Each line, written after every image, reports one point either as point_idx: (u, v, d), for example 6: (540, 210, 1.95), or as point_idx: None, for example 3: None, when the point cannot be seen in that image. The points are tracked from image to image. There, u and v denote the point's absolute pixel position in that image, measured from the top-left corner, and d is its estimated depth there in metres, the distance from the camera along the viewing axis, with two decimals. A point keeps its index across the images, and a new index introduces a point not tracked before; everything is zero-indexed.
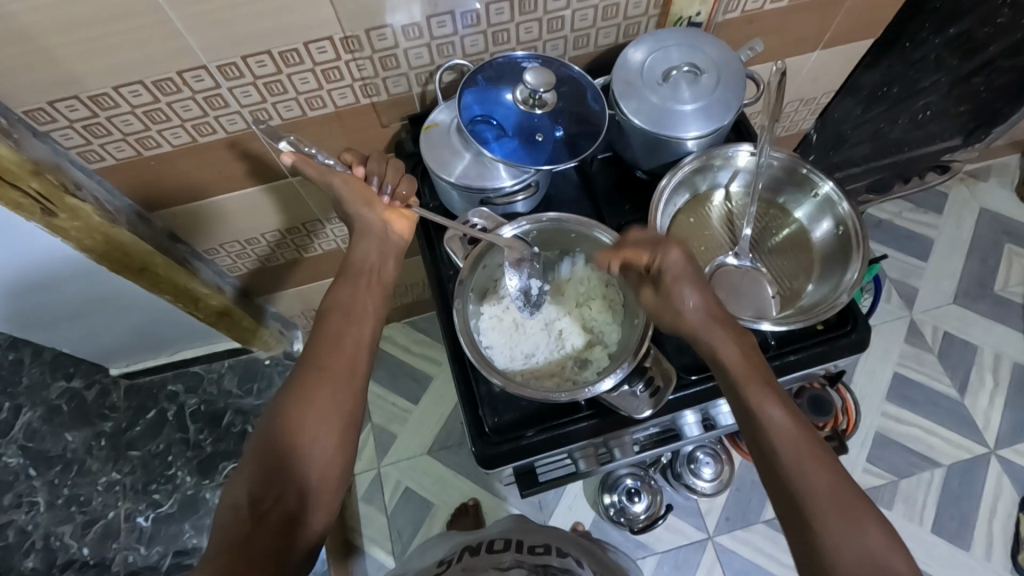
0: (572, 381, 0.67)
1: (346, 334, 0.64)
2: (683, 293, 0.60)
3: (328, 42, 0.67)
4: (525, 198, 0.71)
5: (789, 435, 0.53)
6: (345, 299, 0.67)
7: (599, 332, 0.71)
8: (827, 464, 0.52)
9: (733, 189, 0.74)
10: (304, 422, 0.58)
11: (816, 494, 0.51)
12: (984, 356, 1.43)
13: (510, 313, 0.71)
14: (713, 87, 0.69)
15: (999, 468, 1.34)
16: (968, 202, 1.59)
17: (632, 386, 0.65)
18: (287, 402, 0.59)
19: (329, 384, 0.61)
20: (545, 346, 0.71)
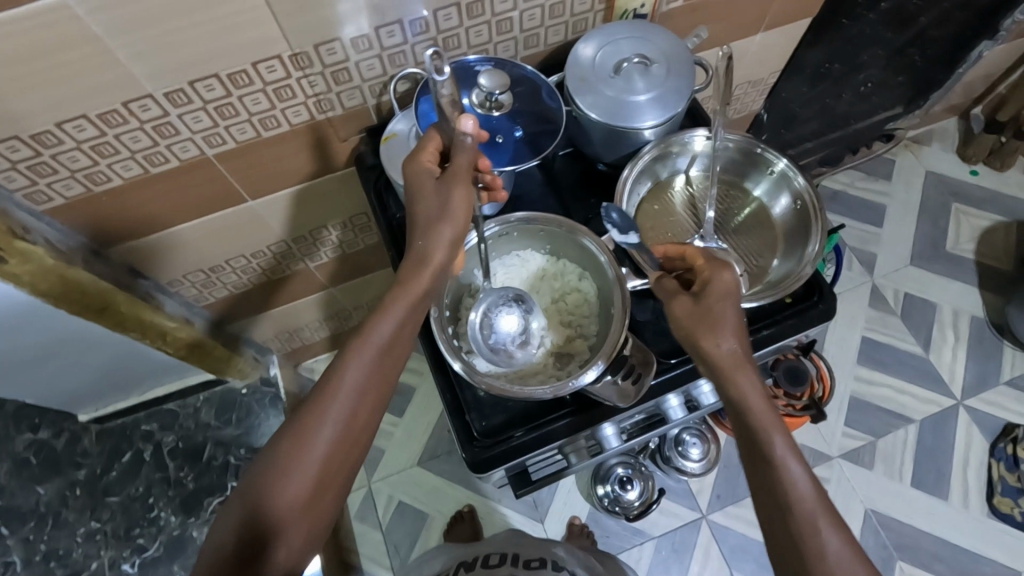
0: (556, 377, 0.67)
1: (365, 376, 0.57)
2: (726, 310, 0.58)
3: (277, 60, 0.66)
4: (493, 199, 0.73)
5: (806, 485, 0.52)
6: (385, 336, 0.58)
7: (580, 326, 0.71)
8: (840, 528, 0.51)
9: (693, 173, 0.75)
10: (296, 471, 0.54)
11: (830, 550, 0.50)
12: (943, 313, 1.50)
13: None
14: (665, 77, 0.70)
15: (967, 418, 1.40)
16: (914, 167, 1.66)
17: (614, 376, 0.65)
18: (288, 444, 0.55)
19: (335, 432, 0.56)
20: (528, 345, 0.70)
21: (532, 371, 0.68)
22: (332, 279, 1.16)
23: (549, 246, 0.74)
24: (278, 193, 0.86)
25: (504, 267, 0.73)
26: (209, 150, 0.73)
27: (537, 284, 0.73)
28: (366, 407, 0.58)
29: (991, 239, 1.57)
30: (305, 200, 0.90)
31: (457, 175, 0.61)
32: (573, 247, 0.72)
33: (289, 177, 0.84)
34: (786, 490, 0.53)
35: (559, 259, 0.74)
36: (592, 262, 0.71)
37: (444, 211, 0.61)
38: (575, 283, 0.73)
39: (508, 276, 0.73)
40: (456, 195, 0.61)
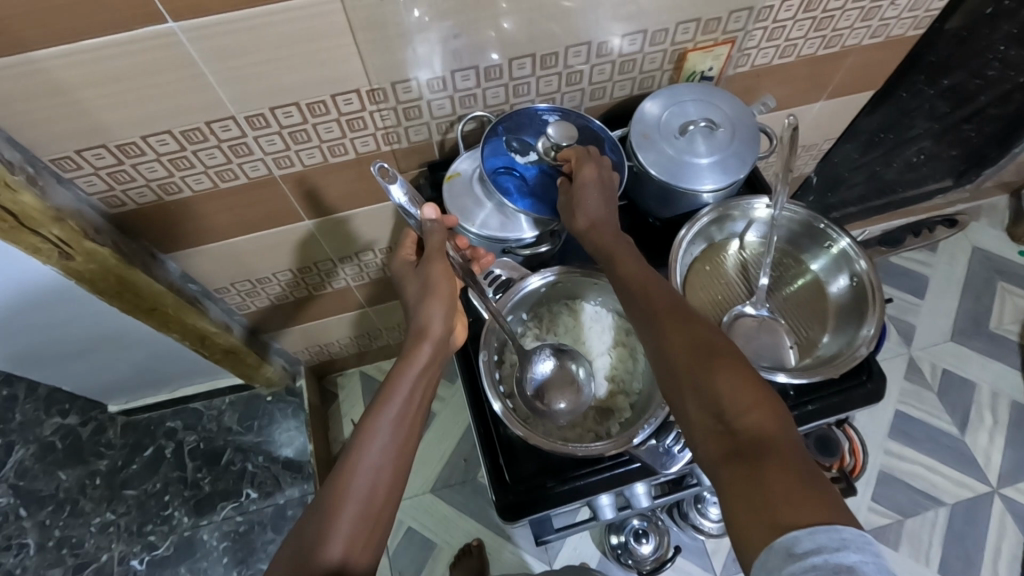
0: (595, 434, 0.67)
1: (385, 443, 0.59)
2: (587, 194, 0.65)
3: (355, 94, 0.68)
4: (546, 247, 0.73)
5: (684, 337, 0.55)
6: (401, 399, 0.61)
7: (624, 383, 0.71)
8: (720, 360, 0.52)
9: (748, 238, 0.75)
10: (329, 543, 0.53)
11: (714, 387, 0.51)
12: (983, 394, 1.45)
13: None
14: (728, 142, 0.71)
15: (1001, 507, 1.35)
16: (961, 241, 1.63)
17: (660, 441, 0.65)
18: (315, 521, 0.55)
19: (360, 504, 0.56)
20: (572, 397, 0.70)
21: (574, 425, 0.68)
22: (369, 299, 1.18)
23: (598, 298, 0.74)
24: (335, 215, 0.88)
25: (552, 315, 0.74)
26: (277, 171, 0.76)
27: (584, 335, 0.73)
28: (388, 474, 0.58)
29: None
30: (358, 224, 0.92)
31: (432, 253, 0.66)
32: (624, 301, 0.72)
33: (347, 202, 0.86)
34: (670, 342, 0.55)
35: (606, 312, 0.74)
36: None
37: (435, 287, 0.65)
38: (621, 338, 0.73)
39: (555, 324, 0.74)
40: (437, 277, 0.66)
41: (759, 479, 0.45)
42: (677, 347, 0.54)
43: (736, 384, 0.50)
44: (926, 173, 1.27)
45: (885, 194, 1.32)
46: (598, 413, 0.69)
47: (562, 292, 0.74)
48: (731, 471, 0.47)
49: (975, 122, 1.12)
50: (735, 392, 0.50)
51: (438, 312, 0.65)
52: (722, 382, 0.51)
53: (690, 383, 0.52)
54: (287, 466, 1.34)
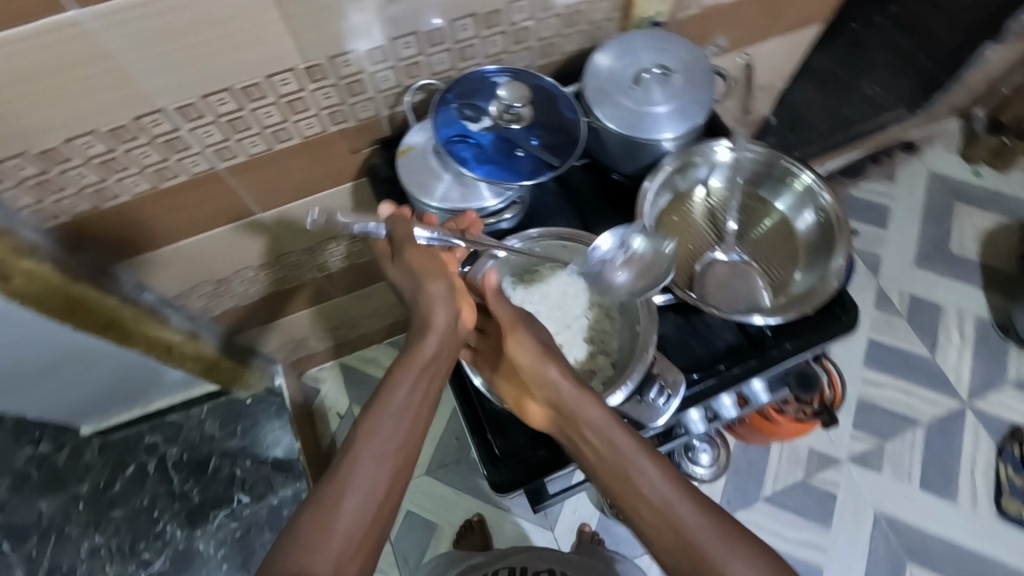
0: None
1: (386, 442, 0.56)
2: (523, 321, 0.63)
3: (292, 73, 0.64)
4: (512, 215, 0.72)
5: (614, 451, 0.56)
6: (403, 401, 0.58)
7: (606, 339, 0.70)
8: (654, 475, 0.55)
9: (713, 184, 0.74)
10: (322, 549, 0.51)
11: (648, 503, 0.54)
12: (949, 314, 1.50)
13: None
14: (684, 88, 0.69)
15: (974, 420, 1.40)
16: (918, 168, 1.66)
17: (645, 395, 0.65)
18: (307, 522, 0.52)
19: (356, 511, 0.53)
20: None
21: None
22: (338, 288, 1.14)
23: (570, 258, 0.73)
24: (289, 205, 0.84)
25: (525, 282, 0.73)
26: (220, 163, 0.72)
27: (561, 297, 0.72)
28: (389, 476, 0.55)
29: (994, 240, 1.57)
30: (315, 211, 0.88)
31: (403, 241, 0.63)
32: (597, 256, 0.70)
33: (300, 190, 0.82)
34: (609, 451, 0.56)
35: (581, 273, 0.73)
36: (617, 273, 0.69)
37: (428, 273, 0.62)
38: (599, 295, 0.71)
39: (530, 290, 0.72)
40: (426, 259, 0.63)
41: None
42: (598, 455, 0.57)
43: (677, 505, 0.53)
44: (880, 104, 1.28)
45: (843, 129, 1.33)
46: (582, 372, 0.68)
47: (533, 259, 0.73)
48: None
49: None
50: (660, 487, 0.55)
51: (438, 299, 0.62)
52: (648, 483, 0.55)
53: (631, 501, 0.55)
54: (277, 467, 1.32)
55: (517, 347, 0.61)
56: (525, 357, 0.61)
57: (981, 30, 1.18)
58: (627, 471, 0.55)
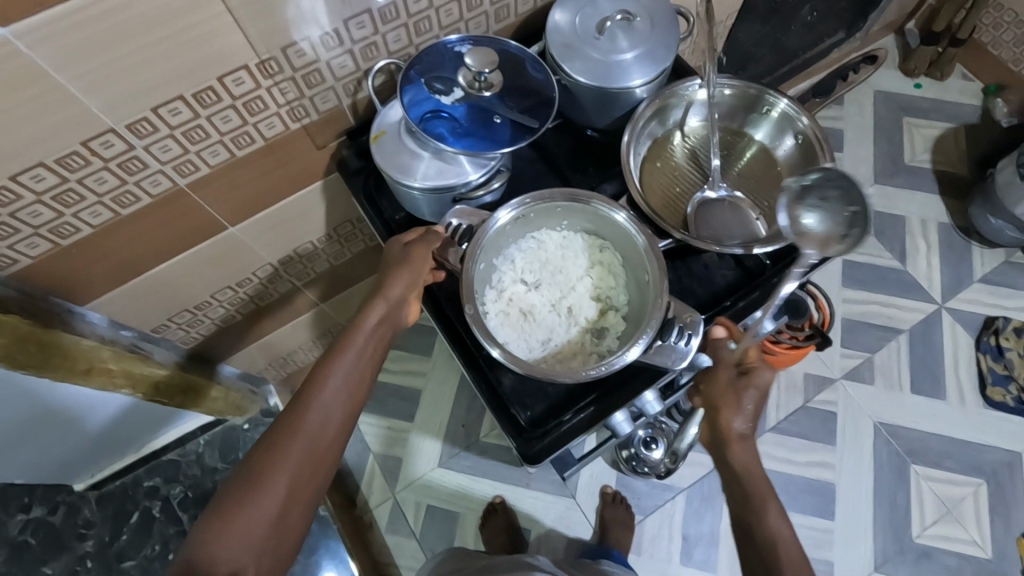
0: (597, 354, 0.69)
1: (333, 401, 0.59)
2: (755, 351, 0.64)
3: (244, 71, 0.61)
4: (499, 184, 0.69)
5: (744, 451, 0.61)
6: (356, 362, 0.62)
7: (609, 298, 0.72)
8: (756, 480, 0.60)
9: (691, 124, 0.74)
10: (273, 483, 0.55)
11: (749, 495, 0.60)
12: (913, 224, 1.55)
13: (516, 300, 0.71)
14: (650, 31, 0.68)
15: (951, 319, 1.47)
16: (863, 89, 1.70)
17: (667, 339, 0.64)
18: (260, 453, 0.56)
19: (305, 450, 0.57)
20: (566, 328, 0.71)
21: (574, 353, 0.70)
22: (320, 295, 1.11)
23: (564, 223, 0.73)
24: (260, 215, 0.81)
25: (524, 250, 0.73)
26: (181, 180, 0.68)
27: (562, 262, 0.73)
28: (332, 431, 0.59)
29: (944, 147, 1.63)
30: (287, 218, 0.84)
31: (422, 240, 0.66)
32: (593, 216, 0.71)
33: (269, 198, 0.79)
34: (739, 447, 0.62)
35: (576, 235, 0.74)
36: (616, 230, 0.70)
37: (404, 268, 0.64)
38: (597, 257, 0.73)
39: (530, 259, 0.73)
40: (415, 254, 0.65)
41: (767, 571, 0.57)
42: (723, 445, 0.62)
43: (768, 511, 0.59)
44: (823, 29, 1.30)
45: (792, 59, 1.35)
46: (593, 334, 0.71)
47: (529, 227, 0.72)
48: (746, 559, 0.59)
49: None
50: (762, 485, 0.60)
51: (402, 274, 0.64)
52: (741, 473, 0.61)
53: (741, 485, 0.61)
54: None
55: (717, 381, 0.63)
56: (715, 389, 0.63)
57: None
58: (752, 503, 0.60)
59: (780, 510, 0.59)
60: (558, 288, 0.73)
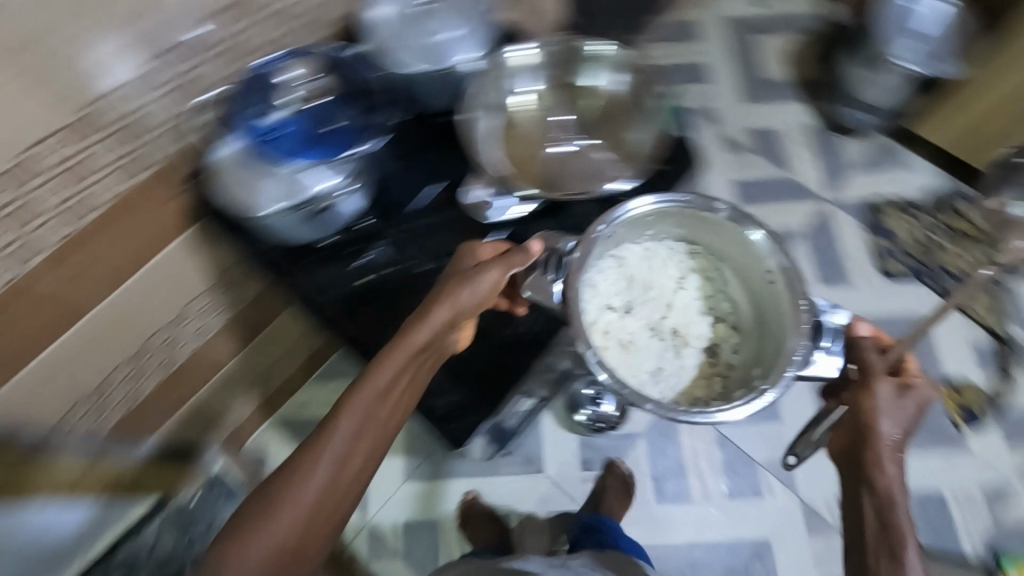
0: (721, 373, 0.97)
1: (357, 419, 0.70)
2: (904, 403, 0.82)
3: (59, 136, 0.63)
4: (352, 188, 0.74)
5: (892, 493, 0.80)
6: (384, 381, 0.71)
7: (701, 293, 1.02)
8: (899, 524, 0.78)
9: (523, 92, 0.86)
10: (301, 486, 0.67)
11: (901, 517, 0.79)
12: (788, 133, 1.66)
13: (613, 322, 0.98)
14: (456, 20, 0.81)
15: (838, 211, 1.58)
16: (712, 21, 1.81)
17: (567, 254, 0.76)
18: (299, 460, 0.68)
19: (334, 461, 0.68)
20: (673, 348, 0.98)
21: (695, 371, 0.97)
22: (237, 343, 1.10)
23: (660, 233, 1.00)
24: (136, 277, 0.80)
25: (603, 270, 0.98)
26: (25, 264, 0.65)
27: (662, 275, 0.99)
28: (363, 442, 0.70)
29: (795, 56, 1.75)
30: (168, 271, 0.84)
31: (499, 261, 0.72)
32: (681, 222, 0.98)
33: (136, 259, 0.78)
34: (886, 495, 0.80)
35: (655, 244, 1.01)
36: (715, 229, 0.95)
37: (463, 285, 0.71)
38: (687, 260, 1.02)
39: (618, 276, 0.99)
40: (480, 274, 0.71)
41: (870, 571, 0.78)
42: (867, 442, 0.82)
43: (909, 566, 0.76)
44: None
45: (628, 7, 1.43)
46: (698, 344, 0.99)
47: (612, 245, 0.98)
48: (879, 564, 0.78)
49: None
50: (900, 504, 0.79)
51: (455, 300, 0.71)
52: (885, 492, 0.80)
53: (870, 489, 0.81)
54: None
55: (879, 394, 0.82)
56: (869, 409, 0.82)
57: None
58: (892, 540, 0.78)
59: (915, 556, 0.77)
60: (649, 301, 1.01)
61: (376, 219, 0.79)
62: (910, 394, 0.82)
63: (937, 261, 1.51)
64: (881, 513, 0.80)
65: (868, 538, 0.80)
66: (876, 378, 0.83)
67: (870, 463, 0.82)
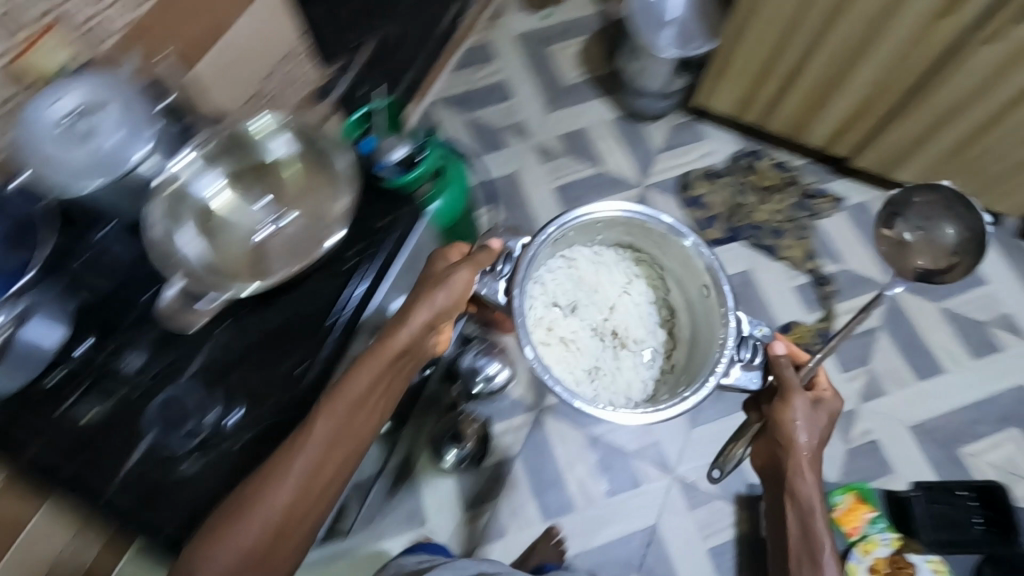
0: (661, 367, 1.37)
1: (328, 430, 0.67)
2: (800, 405, 1.03)
3: None
4: (27, 320, 0.66)
5: (815, 494, 1.04)
6: (358, 391, 0.69)
7: (649, 296, 1.40)
8: (815, 515, 1.04)
9: (213, 187, 0.74)
10: (260, 504, 0.63)
11: (813, 504, 1.04)
12: (593, 130, 1.73)
13: (560, 319, 1.37)
14: (118, 113, 0.69)
15: (654, 194, 1.66)
16: (505, 38, 1.87)
17: (499, 268, 1.01)
18: (261, 478, 0.64)
19: (302, 480, 0.66)
20: (612, 346, 1.39)
21: (626, 362, 1.37)
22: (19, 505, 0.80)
23: (608, 249, 1.37)
24: None
25: (568, 266, 1.36)
26: None
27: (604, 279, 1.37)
28: (333, 457, 0.68)
29: (587, 56, 1.84)
30: None
31: (469, 261, 0.80)
32: (623, 234, 1.31)
33: None
34: (809, 501, 1.04)
35: (604, 250, 1.37)
36: (652, 242, 1.29)
37: (438, 290, 0.75)
38: (632, 275, 1.39)
39: (569, 280, 1.37)
40: (449, 283, 0.76)
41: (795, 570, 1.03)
42: (799, 471, 1.05)
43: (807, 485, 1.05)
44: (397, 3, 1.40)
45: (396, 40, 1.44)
46: (642, 337, 1.39)
47: (565, 249, 1.34)
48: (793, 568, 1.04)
49: None
50: (812, 495, 1.04)
51: (429, 304, 0.74)
52: (806, 504, 1.05)
53: (793, 495, 1.06)
54: None
55: (795, 407, 1.03)
56: (788, 422, 1.04)
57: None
58: (811, 550, 1.02)
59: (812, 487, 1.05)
60: (590, 307, 1.40)
61: (95, 338, 0.70)
62: (822, 406, 1.06)
63: (749, 220, 1.61)
64: (805, 527, 1.04)
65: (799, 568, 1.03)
66: (794, 394, 1.03)
67: (792, 480, 1.06)
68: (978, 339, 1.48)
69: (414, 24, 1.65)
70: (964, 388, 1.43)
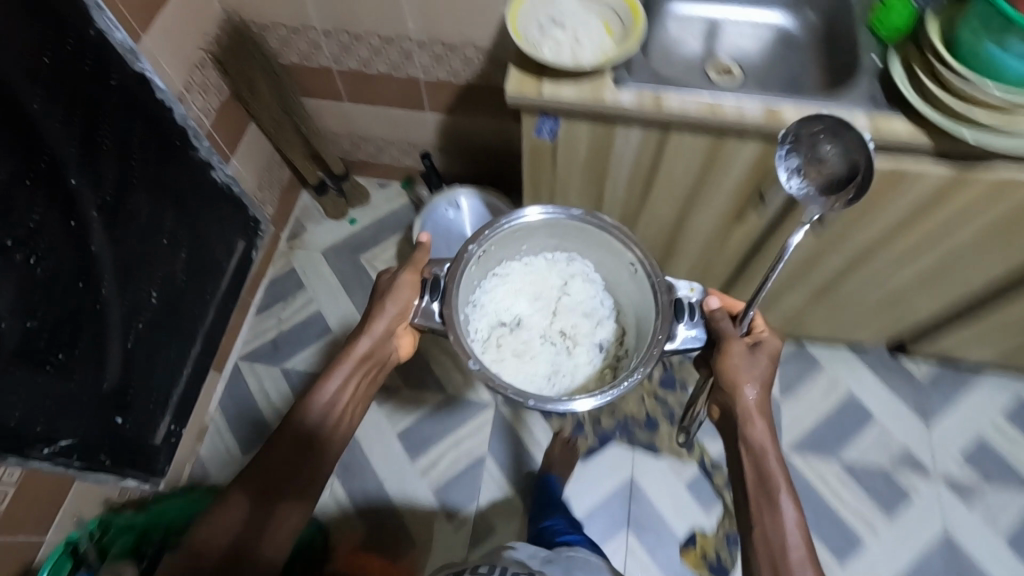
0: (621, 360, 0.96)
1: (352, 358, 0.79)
2: (737, 347, 0.76)
3: None
4: None
5: (769, 438, 0.74)
6: (362, 346, 0.80)
7: (596, 290, 1.00)
8: (768, 455, 0.72)
9: None
10: (315, 397, 0.77)
11: (770, 457, 0.72)
12: (431, 347, 1.53)
13: (509, 338, 0.99)
14: None
15: (511, 410, 1.47)
16: (313, 258, 1.68)
17: (439, 271, 0.85)
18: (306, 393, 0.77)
19: (331, 407, 0.77)
20: (567, 350, 1.00)
21: (585, 368, 0.98)
22: None
23: (533, 255, 0.99)
24: None
25: (494, 291, 0.99)
26: None
27: (544, 284, 1.00)
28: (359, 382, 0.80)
29: (406, 257, 1.67)
30: None
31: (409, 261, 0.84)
32: (550, 236, 0.95)
33: None
34: (756, 441, 0.73)
35: (534, 255, 1.00)
36: (580, 242, 0.95)
37: (406, 266, 0.84)
38: (569, 270, 1.00)
39: (504, 297, 1.00)
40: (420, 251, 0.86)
41: (763, 534, 0.69)
42: (738, 412, 0.75)
43: (758, 432, 0.74)
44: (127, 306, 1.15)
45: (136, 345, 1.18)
46: (593, 332, 1.00)
47: (491, 265, 0.96)
48: (756, 503, 0.71)
49: (67, 274, 1.00)
50: (761, 437, 0.74)
51: (407, 284, 0.82)
52: (757, 446, 0.73)
53: (743, 438, 0.74)
54: None
55: (732, 353, 0.76)
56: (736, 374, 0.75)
57: (123, 207, 1.11)
58: (767, 489, 0.71)
59: (777, 455, 0.72)
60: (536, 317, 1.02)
61: None
62: (760, 349, 0.77)
63: (619, 416, 1.43)
64: (754, 474, 0.72)
65: (753, 499, 0.72)
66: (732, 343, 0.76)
67: (738, 416, 0.75)
68: (886, 492, 1.34)
69: (197, 287, 1.37)
70: (888, 560, 1.28)
